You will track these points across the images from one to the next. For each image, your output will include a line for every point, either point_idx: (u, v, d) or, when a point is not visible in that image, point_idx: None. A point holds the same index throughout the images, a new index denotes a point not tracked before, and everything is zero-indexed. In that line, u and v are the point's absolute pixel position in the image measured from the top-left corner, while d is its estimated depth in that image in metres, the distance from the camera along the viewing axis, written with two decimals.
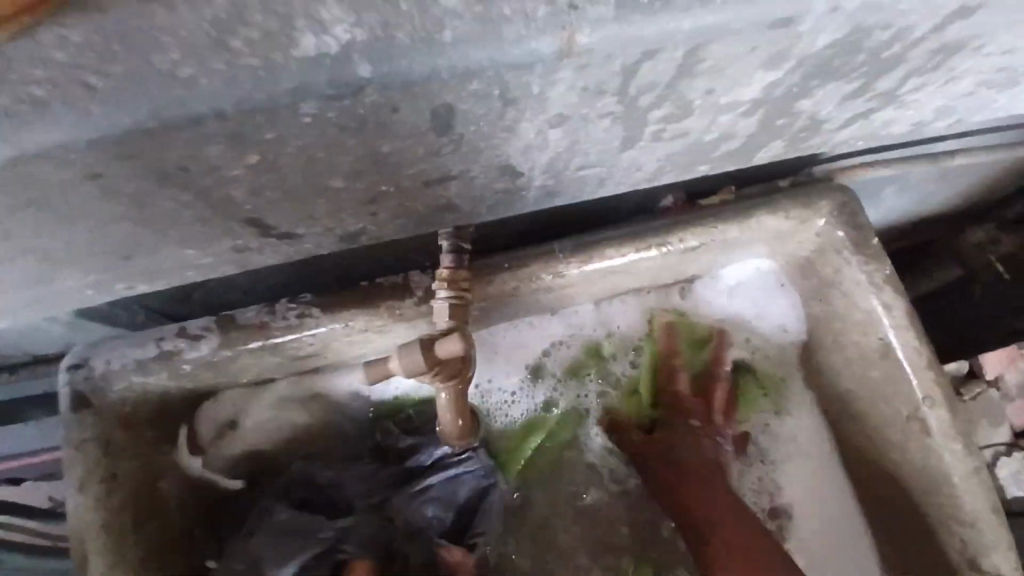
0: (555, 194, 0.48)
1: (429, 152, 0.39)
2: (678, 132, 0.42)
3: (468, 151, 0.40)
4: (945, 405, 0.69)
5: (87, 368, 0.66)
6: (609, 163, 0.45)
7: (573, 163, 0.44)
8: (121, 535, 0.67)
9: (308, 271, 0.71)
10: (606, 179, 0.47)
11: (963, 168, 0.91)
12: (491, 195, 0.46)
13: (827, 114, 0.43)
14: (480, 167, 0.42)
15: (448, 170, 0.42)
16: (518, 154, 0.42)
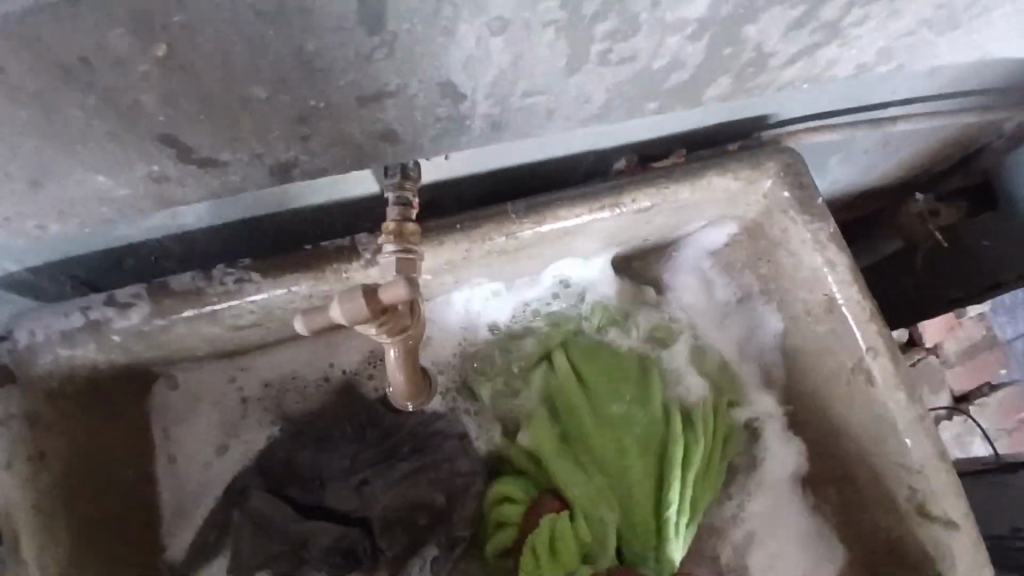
0: (502, 130, 0.45)
1: (363, 77, 0.37)
2: (632, 46, 0.40)
3: (408, 71, 0.37)
4: (888, 355, 0.72)
5: (7, 342, 0.61)
6: (559, 90, 0.42)
7: (519, 90, 0.41)
8: (52, 513, 0.62)
9: (247, 236, 0.68)
10: (556, 115, 0.45)
11: (902, 135, 0.94)
12: (434, 128, 0.43)
13: (774, 43, 0.42)
14: (423, 83, 0.38)
15: (383, 91, 0.39)
16: (462, 79, 0.39)
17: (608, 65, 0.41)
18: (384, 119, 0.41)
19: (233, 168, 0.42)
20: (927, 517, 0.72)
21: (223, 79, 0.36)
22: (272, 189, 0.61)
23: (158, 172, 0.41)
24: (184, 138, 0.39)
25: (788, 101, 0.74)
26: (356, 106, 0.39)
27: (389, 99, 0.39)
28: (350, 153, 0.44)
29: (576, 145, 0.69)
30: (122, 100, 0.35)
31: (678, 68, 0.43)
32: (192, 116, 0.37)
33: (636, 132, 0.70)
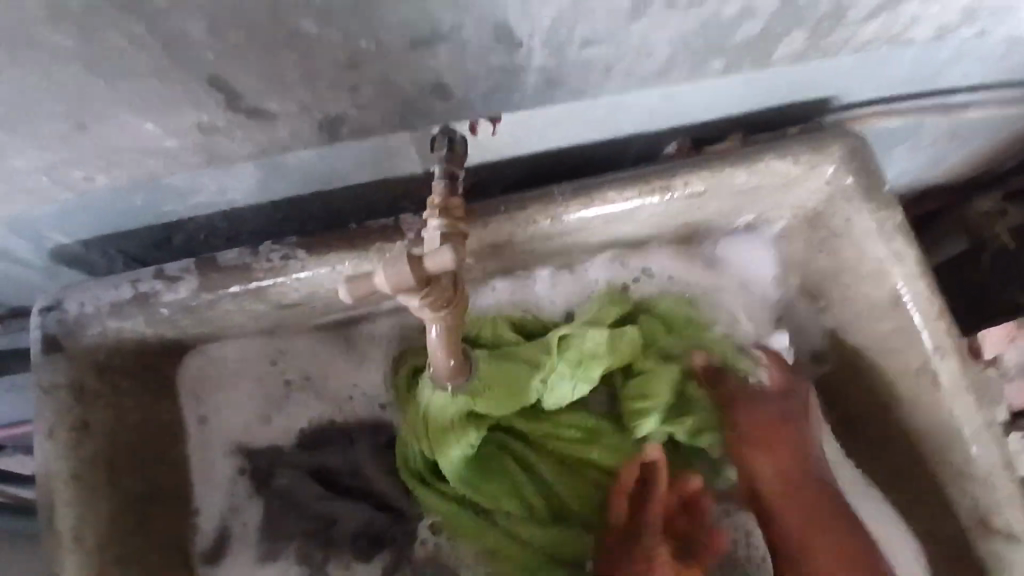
0: (555, 89, 0.43)
1: (413, 20, 0.35)
2: None
3: (462, 8, 0.35)
4: (958, 354, 0.67)
5: (59, 310, 0.62)
6: (618, 41, 0.40)
7: (576, 41, 0.39)
8: (96, 481, 0.63)
9: (291, 216, 0.68)
10: (612, 71, 0.43)
11: (973, 123, 0.88)
12: (483, 83, 0.41)
13: None
14: (478, 20, 0.36)
15: (434, 33, 0.37)
16: (517, 25, 0.37)
17: (675, 10, 0.38)
18: (433, 68, 0.39)
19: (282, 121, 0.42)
20: (991, 531, 0.68)
21: (272, 28, 0.35)
22: (318, 166, 0.60)
23: (205, 122, 0.41)
24: (230, 81, 0.38)
25: (855, 82, 0.70)
26: (404, 51, 0.38)
27: (441, 44, 0.38)
28: (397, 108, 0.43)
29: (627, 125, 0.66)
30: (168, 31, 0.34)
31: (748, 18, 0.39)
32: (235, 52, 0.36)
33: (690, 112, 0.67)
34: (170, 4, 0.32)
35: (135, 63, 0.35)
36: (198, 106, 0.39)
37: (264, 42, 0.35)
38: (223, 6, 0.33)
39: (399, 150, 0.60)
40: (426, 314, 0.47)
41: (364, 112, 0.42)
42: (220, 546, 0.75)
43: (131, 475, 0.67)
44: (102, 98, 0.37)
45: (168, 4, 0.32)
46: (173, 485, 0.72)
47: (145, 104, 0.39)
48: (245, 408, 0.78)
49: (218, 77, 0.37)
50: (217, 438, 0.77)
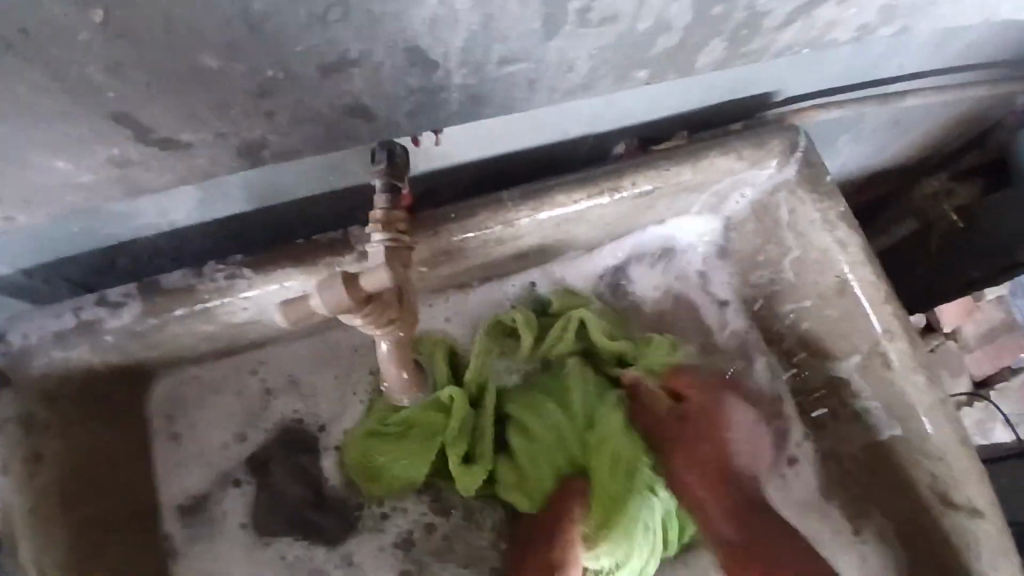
0: (481, 105, 0.43)
1: (320, 46, 0.35)
2: (612, 5, 0.37)
3: (368, 36, 0.35)
4: (904, 337, 0.69)
5: (1, 344, 0.60)
6: (539, 56, 0.40)
7: (494, 58, 0.39)
8: (50, 515, 0.61)
9: (239, 233, 0.67)
10: (538, 85, 0.43)
11: (912, 111, 0.90)
12: (406, 101, 0.41)
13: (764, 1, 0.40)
14: (386, 47, 0.36)
15: (345, 59, 0.37)
16: (429, 45, 0.37)
17: (588, 26, 0.38)
18: (351, 92, 0.39)
19: (198, 150, 0.41)
20: (951, 506, 0.70)
21: (174, 58, 0.34)
22: (260, 182, 0.59)
23: (118, 156, 0.40)
24: (139, 116, 0.37)
25: (792, 77, 0.72)
26: (318, 78, 0.38)
27: (356, 68, 0.37)
28: (318, 132, 0.42)
29: (572, 128, 0.67)
30: (68, 74, 0.33)
31: (662, 30, 0.40)
32: (140, 86, 0.36)
33: (633, 112, 0.68)
34: (68, 39, 0.31)
35: (45, 99, 0.34)
36: (122, 132, 0.38)
37: (170, 76, 0.35)
38: (121, 50, 0.33)
39: (345, 165, 0.60)
40: (372, 330, 0.47)
41: (285, 137, 0.42)
42: (186, 570, 0.74)
43: (87, 508, 0.65)
44: (20, 136, 0.36)
45: (65, 38, 0.31)
46: (133, 515, 0.71)
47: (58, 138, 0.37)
48: (204, 428, 0.77)
49: (126, 115, 0.37)
50: (177, 462, 0.76)
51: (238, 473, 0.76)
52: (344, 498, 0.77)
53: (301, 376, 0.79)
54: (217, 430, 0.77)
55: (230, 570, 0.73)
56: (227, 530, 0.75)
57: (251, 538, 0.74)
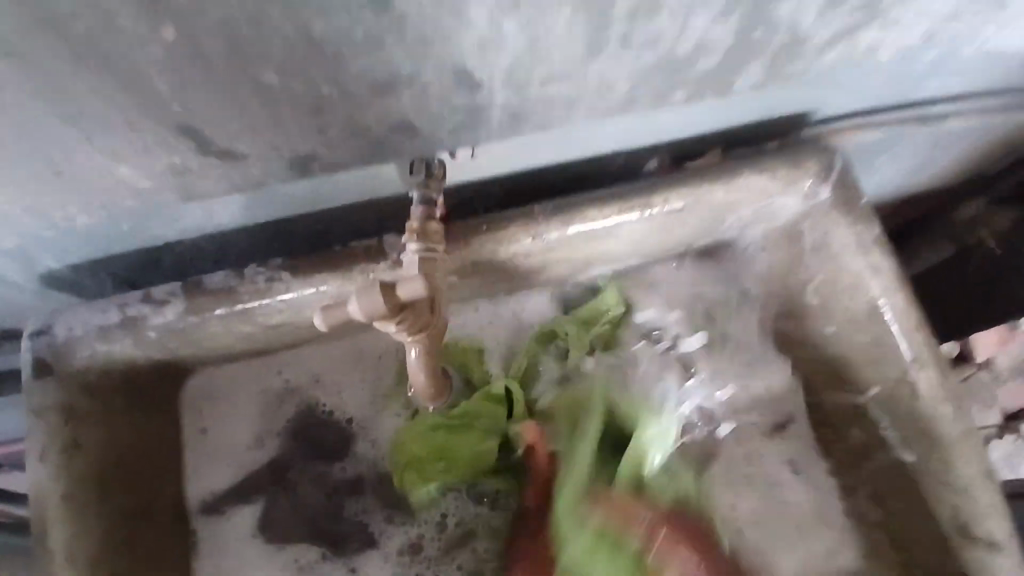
0: (521, 121, 0.44)
1: (370, 61, 0.37)
2: (655, 28, 0.38)
3: (418, 53, 0.37)
4: (937, 365, 0.68)
5: (49, 335, 0.63)
6: (580, 76, 0.41)
7: (537, 78, 0.40)
8: (87, 504, 0.64)
9: (278, 237, 0.69)
10: (576, 104, 0.44)
11: (951, 134, 0.89)
12: (449, 115, 0.42)
13: (806, 25, 0.41)
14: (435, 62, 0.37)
15: (394, 73, 0.38)
16: (475, 63, 0.38)
17: (630, 48, 0.39)
18: (398, 105, 0.41)
19: (251, 155, 0.43)
20: (970, 539, 0.70)
21: (236, 69, 0.36)
22: (301, 187, 0.61)
23: (176, 164, 0.43)
24: (195, 122, 0.40)
25: (830, 97, 0.72)
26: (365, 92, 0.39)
27: (402, 84, 0.39)
28: (363, 142, 0.44)
29: (607, 144, 0.67)
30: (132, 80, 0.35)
31: (703, 53, 0.41)
32: (198, 88, 0.37)
33: (668, 129, 0.68)
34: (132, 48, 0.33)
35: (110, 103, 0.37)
36: (176, 138, 0.40)
37: (226, 85, 0.37)
38: (183, 61, 0.35)
39: (383, 174, 0.62)
40: (405, 338, 0.48)
41: (332, 146, 0.43)
42: (212, 562, 0.75)
43: (123, 497, 0.68)
44: (87, 137, 0.39)
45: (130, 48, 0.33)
46: (164, 507, 0.73)
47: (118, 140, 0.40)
48: (234, 426, 0.78)
49: (185, 121, 0.39)
50: (208, 457, 0.77)
51: (262, 473, 0.77)
52: (356, 508, 0.77)
53: (331, 378, 0.80)
54: (246, 428, 0.78)
55: (245, 567, 0.75)
56: (243, 529, 0.76)
57: (265, 538, 0.75)
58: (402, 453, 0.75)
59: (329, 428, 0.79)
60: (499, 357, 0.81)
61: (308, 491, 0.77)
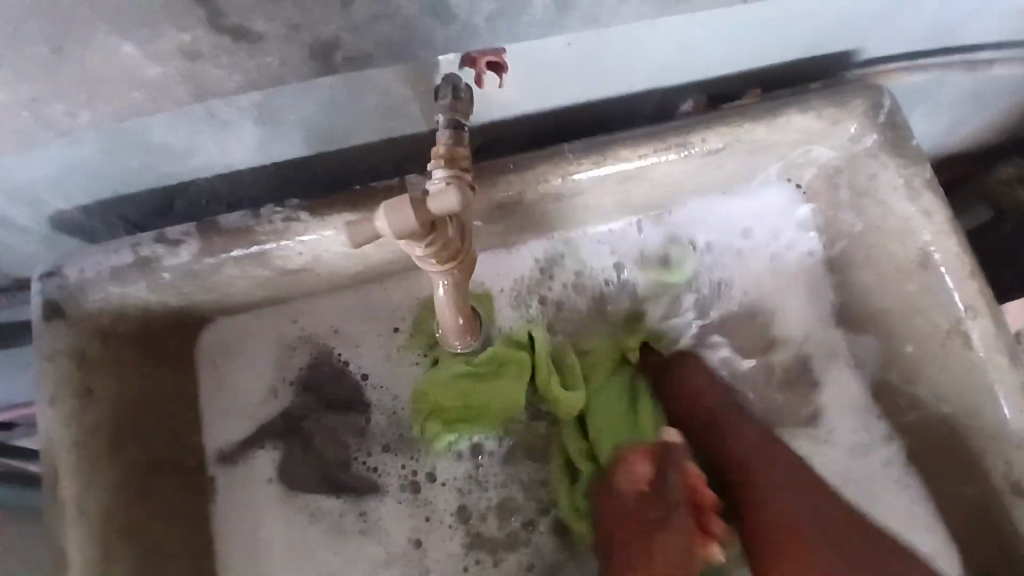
0: (564, 14, 0.41)
1: None
2: None
3: None
4: (989, 315, 0.65)
5: (60, 277, 0.61)
6: None
7: None
8: (98, 449, 0.61)
9: (295, 178, 0.66)
10: None
11: (1002, 82, 0.84)
12: (488, 2, 0.39)
13: None
14: None
15: None
16: None
17: None
18: None
19: (271, 45, 0.39)
20: (1021, 496, 0.64)
21: None
22: (320, 117, 0.57)
23: (190, 47, 0.39)
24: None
25: (878, 32, 0.67)
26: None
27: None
28: (395, 43, 0.40)
29: (641, 79, 0.64)
30: None
31: None
32: None
33: (706, 62, 0.64)
34: None
35: None
36: (194, 33, 0.37)
37: None
38: None
39: (405, 107, 0.58)
40: (430, 263, 0.46)
41: (362, 42, 0.40)
42: (227, 521, 0.73)
43: (138, 446, 0.66)
44: (86, 17, 0.36)
45: None
46: (179, 458, 0.70)
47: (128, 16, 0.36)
48: (249, 375, 0.76)
49: None
50: (223, 406, 0.75)
51: (273, 423, 0.74)
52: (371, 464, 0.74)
53: (351, 331, 0.77)
54: (261, 377, 0.76)
55: (261, 521, 0.72)
56: (257, 481, 0.73)
57: (283, 491, 0.73)
58: (427, 401, 0.72)
59: (345, 382, 0.75)
60: (522, 313, 0.77)
61: (324, 441, 0.74)
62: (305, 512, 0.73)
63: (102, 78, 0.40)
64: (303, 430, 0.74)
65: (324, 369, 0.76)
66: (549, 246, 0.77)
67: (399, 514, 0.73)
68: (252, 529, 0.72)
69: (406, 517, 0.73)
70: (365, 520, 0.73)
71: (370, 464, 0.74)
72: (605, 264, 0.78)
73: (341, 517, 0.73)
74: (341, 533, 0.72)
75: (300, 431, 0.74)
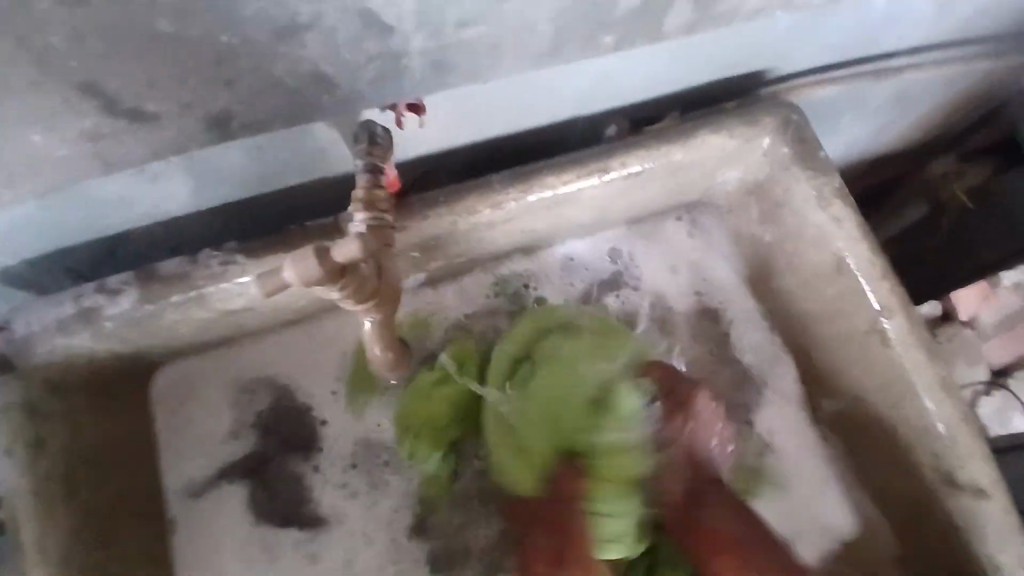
0: (443, 74, 0.44)
1: (270, 8, 0.36)
2: None
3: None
4: (901, 312, 0.69)
5: (7, 332, 0.62)
6: (493, 21, 0.41)
7: (450, 24, 0.40)
8: (55, 497, 0.62)
9: (237, 223, 0.68)
10: (498, 53, 0.43)
11: (915, 90, 0.89)
12: (367, 69, 0.41)
13: None
14: (337, 9, 0.36)
15: (296, 22, 0.37)
16: (380, 7, 0.37)
17: None
18: (305, 58, 0.40)
19: (182, 121, 0.42)
20: (956, 488, 0.69)
21: (129, 23, 0.35)
22: (253, 165, 0.60)
23: (102, 128, 0.41)
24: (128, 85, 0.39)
25: (786, 53, 0.72)
26: (273, 43, 0.38)
27: (307, 33, 0.38)
28: (287, 99, 0.43)
29: (563, 109, 0.67)
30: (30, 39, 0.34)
31: None
32: (130, 55, 0.37)
33: (626, 91, 0.68)
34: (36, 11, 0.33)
35: (23, 63, 0.35)
36: (94, 111, 0.39)
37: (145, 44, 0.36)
38: (73, 15, 0.34)
39: (336, 148, 0.61)
40: (349, 304, 0.49)
41: (269, 108, 0.43)
42: (182, 561, 0.73)
43: (98, 494, 0.67)
44: (6, 112, 0.38)
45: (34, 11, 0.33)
46: (136, 503, 0.71)
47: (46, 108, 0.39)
48: (200, 416, 0.76)
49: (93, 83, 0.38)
50: (179, 447, 0.76)
51: (227, 461, 0.75)
52: (321, 500, 0.75)
53: (300, 366, 0.78)
54: (213, 415, 0.77)
55: (214, 563, 0.73)
56: (210, 523, 0.74)
57: (238, 530, 0.74)
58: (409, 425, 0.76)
59: (301, 419, 0.77)
60: (458, 319, 0.79)
61: (282, 482, 0.75)
62: (258, 549, 0.73)
63: (26, 160, 0.42)
64: (257, 474, 0.75)
65: (279, 410, 0.77)
66: (494, 271, 0.81)
67: (352, 542, 0.74)
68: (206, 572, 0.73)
69: (362, 546, 0.74)
70: (315, 547, 0.74)
71: (324, 497, 0.75)
72: (547, 278, 0.81)
73: (294, 550, 0.74)
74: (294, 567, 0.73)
75: (259, 470, 0.75)
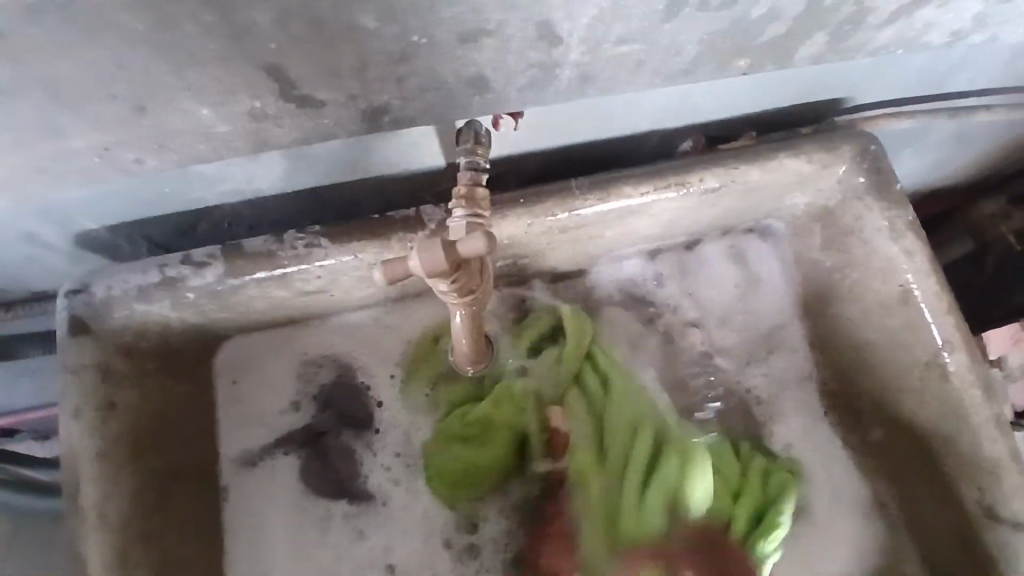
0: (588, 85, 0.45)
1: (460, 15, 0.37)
2: None
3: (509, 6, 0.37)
4: (964, 349, 0.69)
5: (86, 294, 0.64)
6: (653, 38, 0.42)
7: (612, 38, 0.41)
8: (119, 464, 0.64)
9: (316, 206, 0.70)
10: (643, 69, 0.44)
11: (984, 129, 0.89)
12: (521, 75, 0.43)
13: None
14: (523, 19, 0.38)
15: (481, 29, 0.38)
16: (559, 21, 0.39)
17: (705, 11, 0.40)
18: (476, 62, 0.41)
19: (316, 107, 0.43)
20: (994, 521, 0.69)
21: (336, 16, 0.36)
22: (345, 153, 0.61)
23: (239, 108, 0.42)
24: (281, 70, 0.40)
25: (868, 84, 0.72)
26: (453, 45, 0.39)
27: (488, 39, 0.39)
28: (436, 100, 0.44)
29: (645, 122, 0.68)
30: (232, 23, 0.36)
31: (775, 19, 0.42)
32: (291, 43, 0.38)
33: (708, 109, 0.69)
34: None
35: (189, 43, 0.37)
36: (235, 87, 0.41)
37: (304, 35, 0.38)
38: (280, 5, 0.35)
39: (425, 143, 0.62)
40: (453, 297, 0.50)
41: (398, 102, 0.44)
42: (234, 529, 0.75)
43: (160, 460, 0.68)
44: (158, 87, 0.39)
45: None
46: (194, 470, 0.73)
47: (194, 86, 0.40)
48: (259, 391, 0.78)
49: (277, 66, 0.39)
50: (237, 419, 0.77)
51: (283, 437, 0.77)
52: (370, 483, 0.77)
53: (358, 350, 0.79)
54: (271, 391, 0.78)
55: (264, 535, 0.75)
56: (264, 495, 0.76)
57: (290, 504, 0.76)
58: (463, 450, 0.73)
59: (358, 403, 0.78)
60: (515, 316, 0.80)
61: (334, 463, 0.77)
62: (307, 526, 0.75)
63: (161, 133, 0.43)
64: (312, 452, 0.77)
65: (335, 392, 0.79)
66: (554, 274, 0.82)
67: (396, 527, 0.76)
68: (256, 543, 0.74)
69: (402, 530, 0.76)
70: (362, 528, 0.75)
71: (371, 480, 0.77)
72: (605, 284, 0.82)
73: (341, 529, 0.75)
74: (340, 545, 0.75)
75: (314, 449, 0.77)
